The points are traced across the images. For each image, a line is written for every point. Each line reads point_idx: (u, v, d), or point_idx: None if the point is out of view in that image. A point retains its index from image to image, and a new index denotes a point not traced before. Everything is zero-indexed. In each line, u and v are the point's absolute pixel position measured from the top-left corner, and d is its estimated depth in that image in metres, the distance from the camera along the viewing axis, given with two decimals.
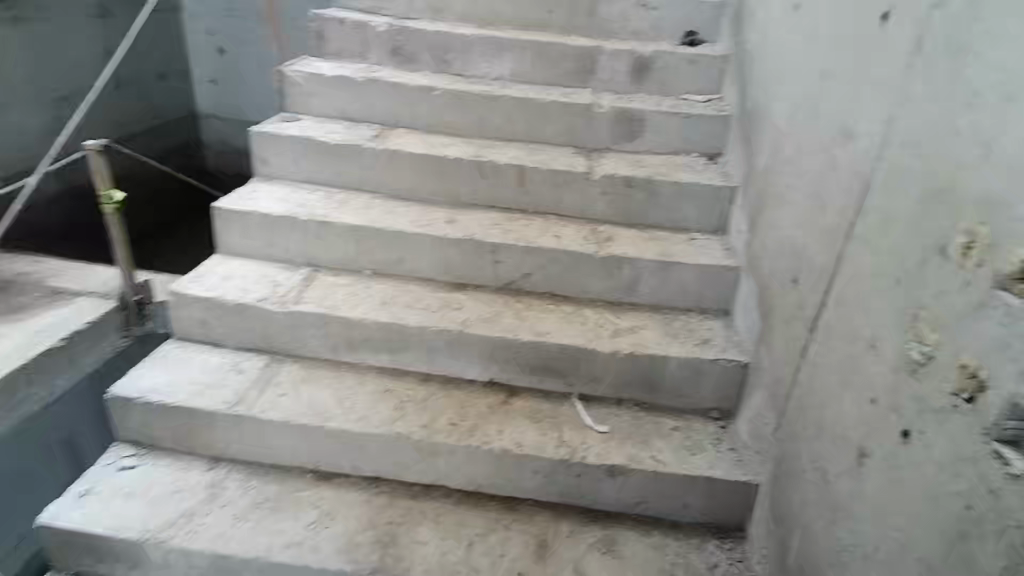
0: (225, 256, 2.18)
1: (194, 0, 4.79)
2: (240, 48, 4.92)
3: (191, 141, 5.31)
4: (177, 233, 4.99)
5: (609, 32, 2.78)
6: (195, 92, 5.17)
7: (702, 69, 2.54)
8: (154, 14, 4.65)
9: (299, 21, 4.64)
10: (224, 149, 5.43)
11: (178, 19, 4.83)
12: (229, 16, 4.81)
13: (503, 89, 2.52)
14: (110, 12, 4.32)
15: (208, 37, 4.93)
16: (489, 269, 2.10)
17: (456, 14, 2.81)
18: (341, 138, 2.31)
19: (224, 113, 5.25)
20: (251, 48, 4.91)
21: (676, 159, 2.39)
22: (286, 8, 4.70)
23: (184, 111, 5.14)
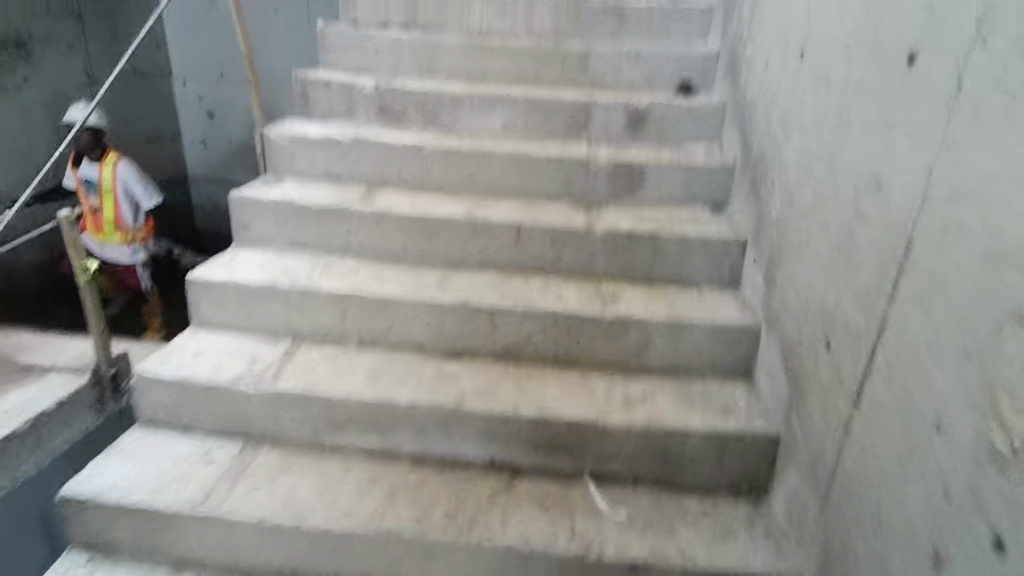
0: (200, 330, 2.01)
1: (185, 66, 4.80)
2: (228, 112, 4.92)
3: (179, 205, 5.23)
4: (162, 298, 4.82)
5: (602, 84, 2.72)
6: (184, 154, 5.12)
7: (700, 118, 2.45)
8: (139, 79, 4.65)
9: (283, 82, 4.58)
10: (213, 210, 5.34)
11: (169, 84, 4.85)
12: (219, 81, 4.83)
13: (495, 144, 2.42)
14: (99, 79, 4.33)
15: (198, 102, 4.93)
16: (486, 335, 1.94)
17: (445, 71, 2.74)
18: (325, 201, 2.18)
19: (214, 176, 5.18)
20: (238, 112, 4.91)
21: (680, 211, 2.27)
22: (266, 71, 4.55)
23: (172, 174, 5.08)
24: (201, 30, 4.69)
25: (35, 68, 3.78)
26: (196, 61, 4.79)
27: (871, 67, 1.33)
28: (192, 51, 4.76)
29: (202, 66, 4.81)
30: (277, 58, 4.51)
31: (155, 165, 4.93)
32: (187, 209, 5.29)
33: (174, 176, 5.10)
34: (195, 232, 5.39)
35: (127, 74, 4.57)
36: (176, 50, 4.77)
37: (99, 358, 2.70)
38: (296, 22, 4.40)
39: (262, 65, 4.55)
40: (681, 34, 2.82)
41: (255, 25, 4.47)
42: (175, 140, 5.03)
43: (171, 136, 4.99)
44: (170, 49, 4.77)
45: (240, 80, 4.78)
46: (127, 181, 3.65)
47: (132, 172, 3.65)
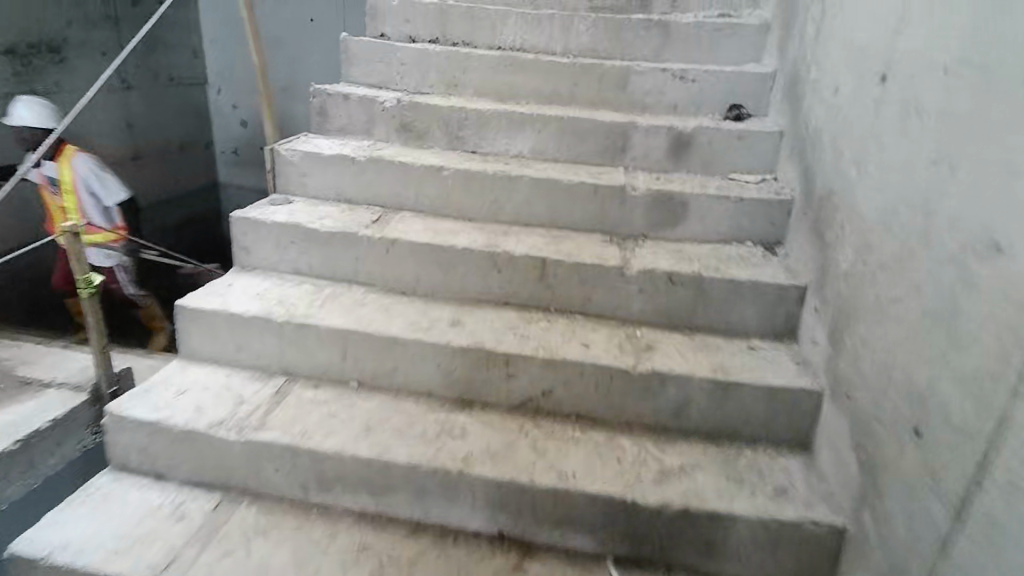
0: (188, 362, 1.84)
1: (220, 75, 4.86)
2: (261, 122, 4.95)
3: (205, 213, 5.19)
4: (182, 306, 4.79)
5: (642, 106, 2.49)
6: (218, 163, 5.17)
7: (752, 146, 2.20)
8: (173, 86, 4.62)
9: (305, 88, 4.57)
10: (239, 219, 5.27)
11: (205, 93, 4.90)
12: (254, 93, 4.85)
13: (522, 167, 2.22)
14: (133, 86, 4.30)
15: (233, 113, 5.00)
16: (501, 384, 1.71)
17: (472, 88, 2.56)
18: (334, 223, 2.00)
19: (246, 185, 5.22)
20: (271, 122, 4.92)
21: (726, 249, 2.01)
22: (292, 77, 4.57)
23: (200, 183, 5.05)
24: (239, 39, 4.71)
25: (69, 72, 3.73)
26: (233, 70, 4.83)
27: (982, 102, 1.08)
28: (228, 59, 4.78)
29: (239, 76, 4.84)
30: (310, 72, 4.55)
31: (186, 173, 4.91)
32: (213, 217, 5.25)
33: (202, 184, 5.06)
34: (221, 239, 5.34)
35: (164, 82, 4.54)
36: (215, 60, 4.81)
37: (98, 376, 2.51)
38: (330, 39, 4.42)
39: (294, 79, 4.60)
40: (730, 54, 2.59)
41: (288, 36, 4.49)
42: (208, 148, 5.07)
43: (204, 143, 5.02)
44: (209, 58, 4.82)
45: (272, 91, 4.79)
46: (87, 178, 3.05)
47: (94, 165, 3.09)
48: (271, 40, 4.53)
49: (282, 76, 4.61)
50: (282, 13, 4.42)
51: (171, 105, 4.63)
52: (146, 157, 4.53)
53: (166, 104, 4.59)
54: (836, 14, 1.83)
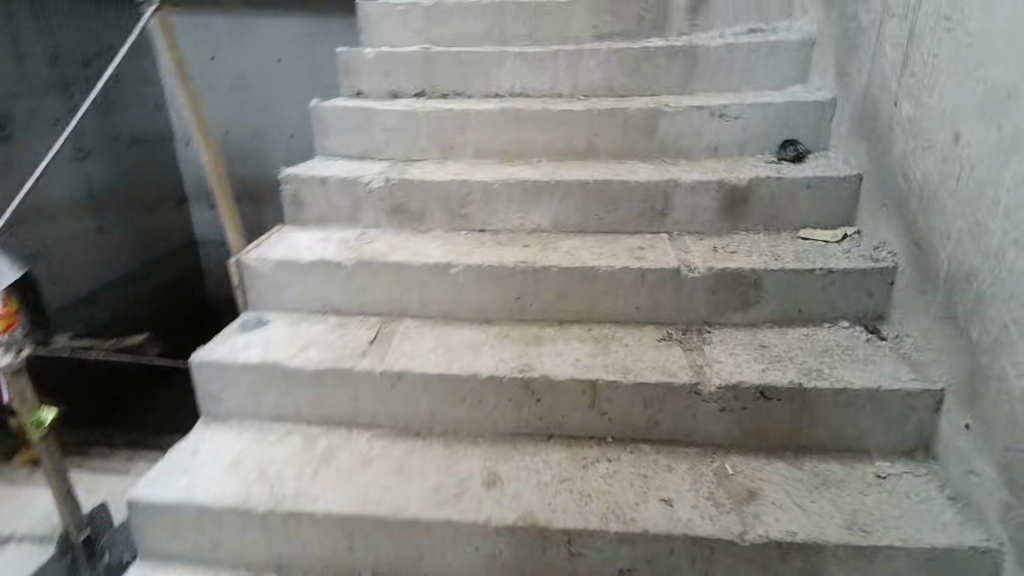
0: (152, 561, 1.44)
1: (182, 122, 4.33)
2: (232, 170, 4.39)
3: (188, 272, 4.78)
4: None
5: (677, 151, 2.09)
6: (192, 219, 4.74)
7: (825, 195, 1.80)
8: (135, 143, 4.16)
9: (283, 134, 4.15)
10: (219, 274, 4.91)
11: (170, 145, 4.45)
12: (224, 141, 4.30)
13: (547, 249, 1.81)
14: (92, 150, 3.78)
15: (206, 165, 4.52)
16: (563, 566, 1.30)
17: (472, 149, 2.15)
18: (322, 355, 1.58)
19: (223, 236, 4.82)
20: (246, 170, 4.34)
21: (816, 335, 1.61)
22: (267, 123, 4.12)
23: (180, 242, 4.66)
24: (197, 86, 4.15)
25: None
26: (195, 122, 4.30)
27: None
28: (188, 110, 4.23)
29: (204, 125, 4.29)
30: (281, 114, 4.11)
31: (165, 235, 4.51)
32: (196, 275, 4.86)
33: (181, 245, 4.66)
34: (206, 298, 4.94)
35: (125, 140, 4.06)
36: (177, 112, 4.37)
37: (64, 520, 1.69)
38: (302, 78, 4.00)
39: (263, 121, 4.16)
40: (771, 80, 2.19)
41: (253, 79, 4.05)
42: (181, 205, 4.64)
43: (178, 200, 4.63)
44: (171, 110, 4.38)
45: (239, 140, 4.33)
46: None
47: None
48: (234, 83, 4.07)
49: (250, 120, 4.15)
50: (245, 53, 3.99)
51: (133, 164, 4.15)
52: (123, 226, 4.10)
53: (132, 167, 4.12)
54: (957, 24, 1.35)
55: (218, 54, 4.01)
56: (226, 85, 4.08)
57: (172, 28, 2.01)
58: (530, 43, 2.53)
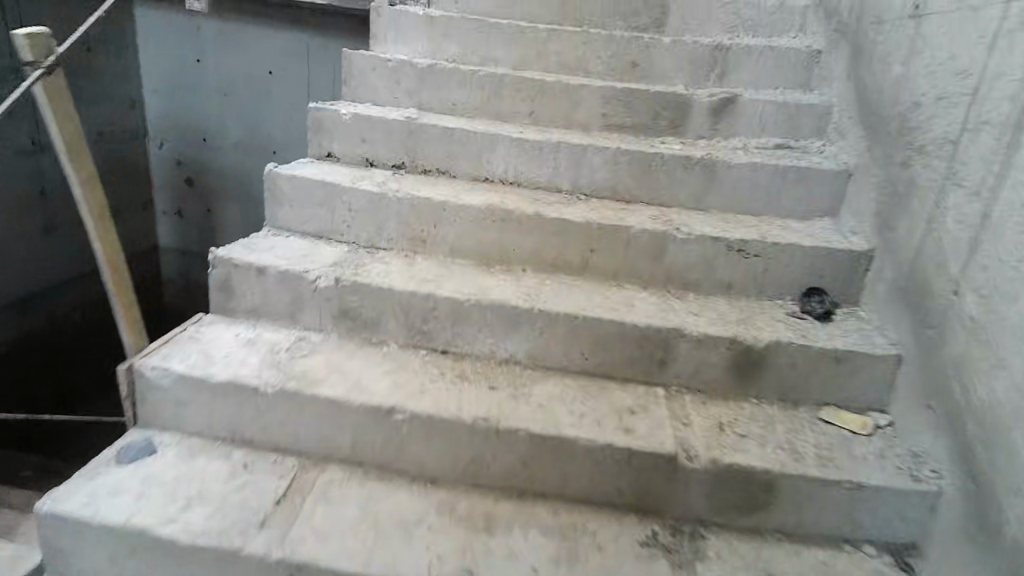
0: None
1: (159, 119, 4.19)
2: (208, 178, 4.26)
3: (144, 276, 4.54)
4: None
5: (684, 280, 1.79)
6: (157, 226, 4.51)
7: (853, 374, 1.51)
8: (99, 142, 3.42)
9: (267, 148, 4.06)
10: (181, 283, 4.67)
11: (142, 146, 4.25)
12: (203, 147, 4.17)
13: (516, 396, 1.48)
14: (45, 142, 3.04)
15: (178, 168, 4.32)
16: None
17: (447, 246, 1.84)
18: (211, 520, 1.23)
19: (187, 248, 4.53)
20: (225, 181, 4.23)
21: (832, 563, 1.30)
22: (252, 135, 4.05)
23: (141, 247, 4.42)
24: (183, 94, 4.07)
25: None
26: (176, 123, 4.16)
27: None
28: (171, 110, 4.13)
29: (186, 129, 4.17)
30: (270, 127, 4.00)
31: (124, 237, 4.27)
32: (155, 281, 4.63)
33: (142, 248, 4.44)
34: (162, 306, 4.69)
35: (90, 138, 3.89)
36: (153, 111, 4.18)
37: None
38: (295, 93, 3.87)
39: (247, 134, 4.06)
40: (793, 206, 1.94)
41: (239, 87, 3.95)
42: (146, 208, 4.41)
43: (141, 203, 4.37)
44: (147, 109, 4.18)
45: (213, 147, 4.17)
46: None
47: None
48: (224, 90, 3.98)
49: (237, 129, 4.06)
50: (232, 58, 3.88)
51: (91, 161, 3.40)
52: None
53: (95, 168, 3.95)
54: None
55: (208, 57, 3.91)
56: (216, 92, 3.99)
57: (66, 95, 1.27)
58: (531, 122, 2.25)
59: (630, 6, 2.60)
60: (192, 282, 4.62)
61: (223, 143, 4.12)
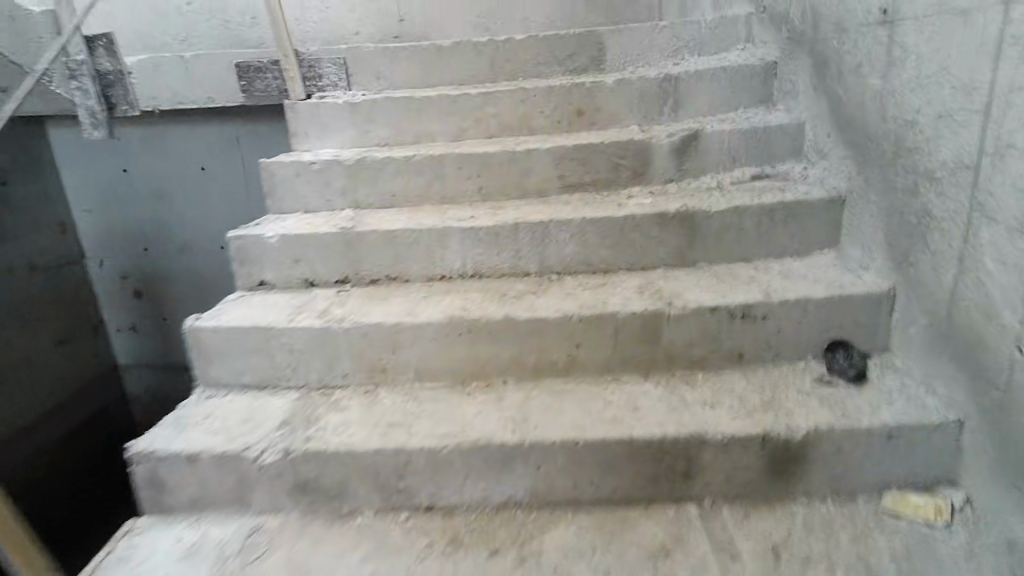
0: None
1: (94, 238, 3.88)
2: (159, 288, 3.95)
3: (108, 400, 4.14)
4: (89, 533, 3.81)
5: (687, 358, 1.55)
6: (113, 345, 4.16)
7: (907, 450, 1.28)
8: None
9: (216, 246, 3.78)
10: (150, 399, 4.27)
11: (81, 268, 3.92)
12: (145, 257, 3.87)
13: (524, 555, 1.23)
14: None
15: (124, 284, 4.00)
16: None
17: (412, 370, 1.59)
18: None
19: (150, 361, 4.16)
20: (177, 287, 3.93)
21: None
22: (197, 234, 3.77)
23: (98, 369, 4.05)
24: (115, 207, 3.79)
25: None
26: (113, 238, 3.86)
27: None
28: (105, 225, 3.83)
29: (124, 242, 3.87)
30: (213, 221, 3.72)
31: (78, 366, 3.91)
32: (122, 403, 4.23)
33: (101, 371, 4.06)
34: (135, 427, 4.28)
35: (23, 274, 3.59)
36: (87, 231, 3.87)
37: None
38: (231, 189, 3.63)
39: (192, 234, 3.78)
40: (783, 242, 1.74)
41: (172, 188, 3.67)
42: (99, 330, 4.06)
43: (92, 325, 4.02)
44: (80, 230, 3.88)
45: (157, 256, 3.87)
46: None
47: None
48: (158, 195, 3.69)
49: (180, 231, 3.77)
50: (159, 159, 3.60)
51: None
52: (16, 367, 3.51)
53: (30, 301, 3.63)
54: None
55: (134, 165, 3.64)
56: (149, 198, 3.71)
57: None
58: (480, 199, 2.03)
59: (562, 49, 2.41)
60: (161, 397, 4.23)
61: (166, 249, 3.82)
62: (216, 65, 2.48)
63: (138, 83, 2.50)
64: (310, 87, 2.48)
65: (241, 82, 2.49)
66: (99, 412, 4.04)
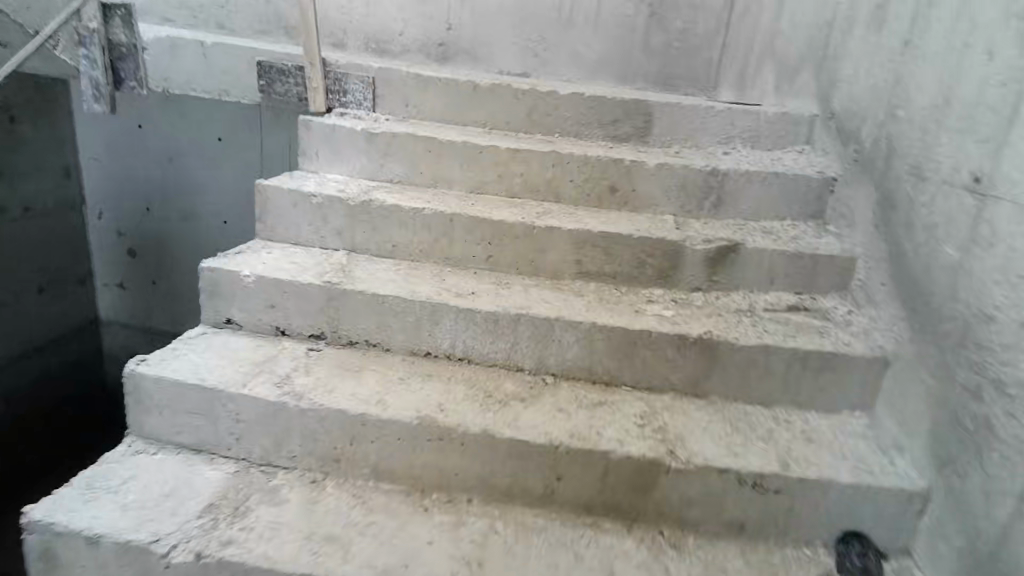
0: None
1: (97, 188, 3.63)
2: (155, 253, 3.67)
3: (82, 356, 3.90)
4: (31, 492, 3.59)
5: (680, 516, 1.36)
6: (98, 299, 3.90)
7: None
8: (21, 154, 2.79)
9: (223, 221, 3.49)
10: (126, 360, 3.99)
11: (77, 217, 3.68)
12: (146, 216, 3.59)
13: None
14: None
15: (120, 241, 3.73)
16: None
17: (370, 466, 1.41)
18: None
19: (131, 323, 3.88)
20: (173, 255, 3.63)
21: None
22: (205, 204, 3.49)
23: (77, 320, 3.82)
24: (127, 160, 3.52)
25: None
26: (118, 192, 3.60)
27: None
28: (112, 177, 3.58)
29: (127, 197, 3.60)
30: (223, 196, 3.45)
31: (54, 316, 3.67)
32: (97, 360, 3.99)
33: (80, 323, 3.83)
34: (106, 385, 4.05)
35: (12, 216, 3.36)
36: (91, 179, 3.62)
37: None
38: (245, 163, 3.37)
39: (199, 204, 3.50)
40: (813, 393, 1.54)
41: (188, 153, 3.42)
42: (84, 283, 3.81)
43: (78, 276, 3.77)
44: (84, 177, 3.64)
45: (160, 218, 3.58)
46: None
47: None
48: (169, 157, 3.44)
49: (184, 197, 3.50)
50: (180, 122, 3.36)
51: None
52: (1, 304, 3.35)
53: (15, 241, 3.41)
54: None
55: (150, 124, 3.40)
56: (160, 160, 3.46)
57: None
58: (487, 268, 1.85)
59: (607, 113, 2.22)
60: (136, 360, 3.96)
61: (168, 214, 3.55)
62: (234, 56, 2.32)
63: (150, 59, 2.35)
64: (332, 100, 2.30)
65: (260, 81, 2.32)
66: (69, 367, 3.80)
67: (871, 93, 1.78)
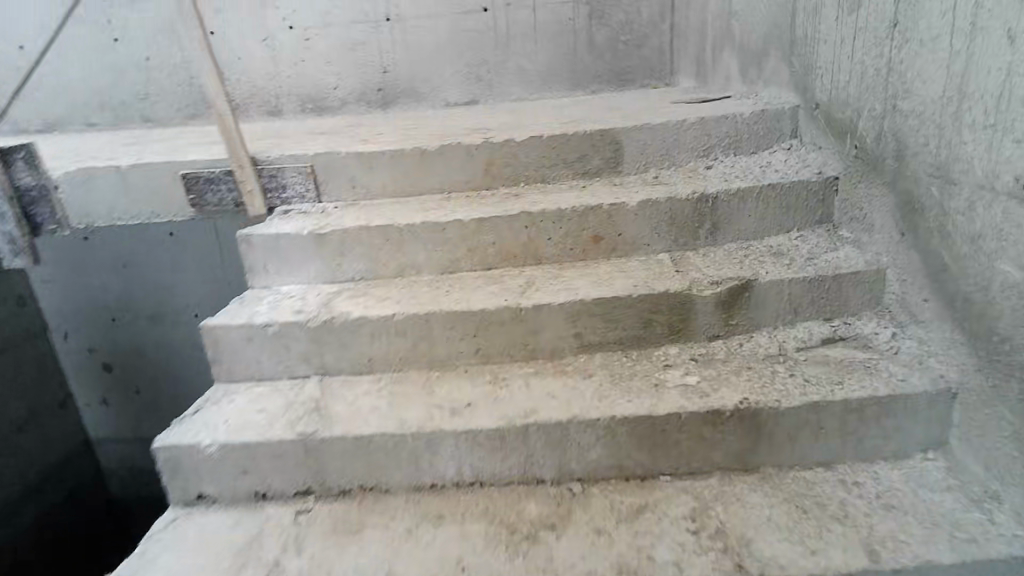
0: None
1: (56, 309, 3.38)
2: (132, 360, 3.45)
3: (82, 480, 3.56)
4: None
5: None
6: (83, 419, 3.58)
7: None
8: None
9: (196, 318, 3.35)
10: (129, 472, 3.68)
11: (45, 343, 3.38)
12: (113, 327, 3.39)
13: None
14: None
15: (93, 357, 3.47)
16: None
17: None
18: None
19: (126, 435, 3.60)
20: (150, 360, 3.44)
21: None
22: (174, 304, 3.34)
23: (69, 444, 3.49)
24: (81, 274, 3.31)
25: None
26: (78, 309, 3.37)
27: None
28: (69, 295, 3.35)
29: (90, 312, 3.38)
30: (189, 292, 3.31)
31: (44, 449, 3.33)
32: (97, 481, 3.66)
33: (72, 447, 3.50)
34: (114, 505, 3.71)
35: None
36: (49, 300, 3.36)
37: None
38: (204, 254, 3.24)
39: (167, 303, 3.34)
40: (875, 442, 1.34)
41: (143, 254, 3.26)
42: (65, 406, 3.48)
43: (58, 402, 3.44)
44: (41, 300, 3.36)
45: (127, 323, 3.38)
46: None
47: None
48: (122, 264, 3.28)
49: (147, 301, 3.34)
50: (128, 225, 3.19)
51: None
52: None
53: None
54: None
55: (96, 234, 3.22)
56: (114, 268, 3.29)
57: None
58: (479, 361, 1.64)
59: (571, 151, 2.02)
60: (139, 473, 3.64)
61: (136, 319, 3.37)
62: (157, 173, 2.09)
63: (65, 197, 2.12)
64: (272, 199, 2.08)
65: (189, 195, 2.09)
66: (70, 496, 3.44)
67: (857, 83, 1.58)
